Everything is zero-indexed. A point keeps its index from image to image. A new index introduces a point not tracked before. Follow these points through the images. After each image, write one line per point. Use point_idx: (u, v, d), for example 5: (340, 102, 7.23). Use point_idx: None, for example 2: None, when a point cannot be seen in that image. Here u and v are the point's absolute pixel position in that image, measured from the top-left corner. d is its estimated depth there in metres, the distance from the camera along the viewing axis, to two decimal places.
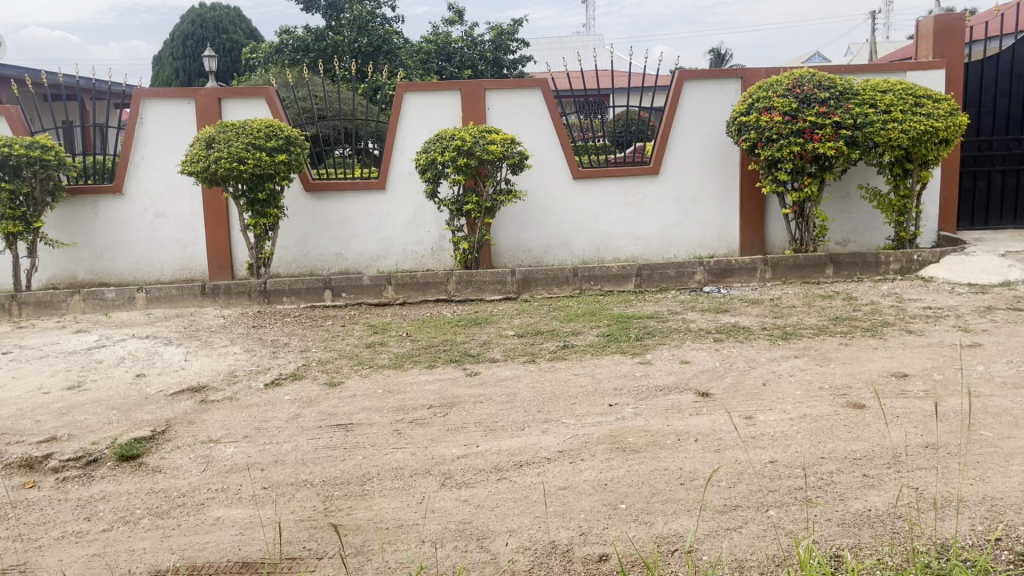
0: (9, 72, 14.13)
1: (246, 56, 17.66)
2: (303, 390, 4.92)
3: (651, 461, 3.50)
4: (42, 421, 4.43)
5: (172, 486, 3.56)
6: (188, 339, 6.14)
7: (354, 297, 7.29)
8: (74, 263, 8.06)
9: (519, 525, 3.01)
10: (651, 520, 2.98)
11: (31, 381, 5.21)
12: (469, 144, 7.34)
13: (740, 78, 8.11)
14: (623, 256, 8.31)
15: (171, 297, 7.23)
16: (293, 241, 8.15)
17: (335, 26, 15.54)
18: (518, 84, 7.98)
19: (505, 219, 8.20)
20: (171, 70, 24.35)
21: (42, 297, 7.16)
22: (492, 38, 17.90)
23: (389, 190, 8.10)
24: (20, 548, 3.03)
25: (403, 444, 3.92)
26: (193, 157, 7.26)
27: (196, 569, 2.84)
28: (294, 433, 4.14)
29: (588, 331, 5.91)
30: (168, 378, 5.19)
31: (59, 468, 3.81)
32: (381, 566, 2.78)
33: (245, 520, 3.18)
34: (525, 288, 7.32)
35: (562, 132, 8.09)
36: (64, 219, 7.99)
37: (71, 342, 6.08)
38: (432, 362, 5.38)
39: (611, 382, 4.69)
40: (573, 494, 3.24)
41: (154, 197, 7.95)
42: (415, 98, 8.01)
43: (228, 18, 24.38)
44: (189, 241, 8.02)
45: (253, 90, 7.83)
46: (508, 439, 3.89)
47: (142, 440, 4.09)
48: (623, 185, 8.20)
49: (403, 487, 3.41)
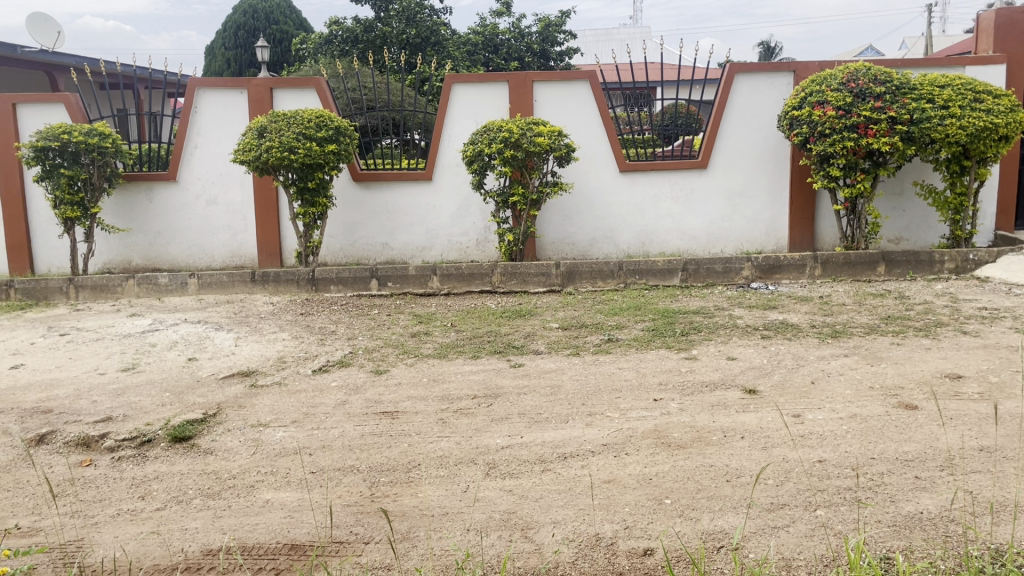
0: (66, 60, 14.56)
1: (296, 47, 17.88)
2: (350, 377, 4.99)
3: (697, 457, 3.48)
4: (98, 401, 4.56)
5: (223, 468, 3.64)
6: (238, 324, 6.26)
7: (399, 287, 7.34)
8: (129, 249, 8.23)
9: (563, 517, 3.02)
10: (697, 516, 2.96)
11: (87, 363, 5.36)
12: (516, 136, 7.34)
13: (792, 71, 7.99)
14: (669, 250, 8.24)
15: (222, 284, 7.37)
16: (340, 230, 8.24)
17: (383, 17, 15.69)
18: (566, 76, 7.95)
19: (550, 212, 8.18)
20: (222, 60, 24.76)
21: (98, 281, 7.34)
22: (539, 29, 17.91)
23: (435, 181, 8.14)
24: (77, 524, 3.12)
25: (447, 433, 3.96)
26: (244, 146, 7.37)
27: (247, 549, 2.90)
28: (341, 420, 4.20)
29: (633, 326, 5.88)
30: (219, 362, 5.30)
31: (114, 448, 3.90)
32: (426, 553, 2.80)
33: (293, 503, 3.24)
34: (570, 282, 7.32)
35: (609, 124, 8.05)
36: (119, 205, 8.16)
37: (126, 326, 6.23)
38: (476, 353, 5.41)
39: (657, 377, 4.67)
40: (618, 487, 3.24)
41: (207, 184, 8.11)
42: (463, 89, 8.02)
43: (279, 9, 24.66)
44: (239, 229, 8.17)
45: (305, 81, 7.94)
46: (552, 431, 3.90)
47: (194, 423, 4.18)
48: (670, 178, 8.14)
49: (448, 475, 3.44)
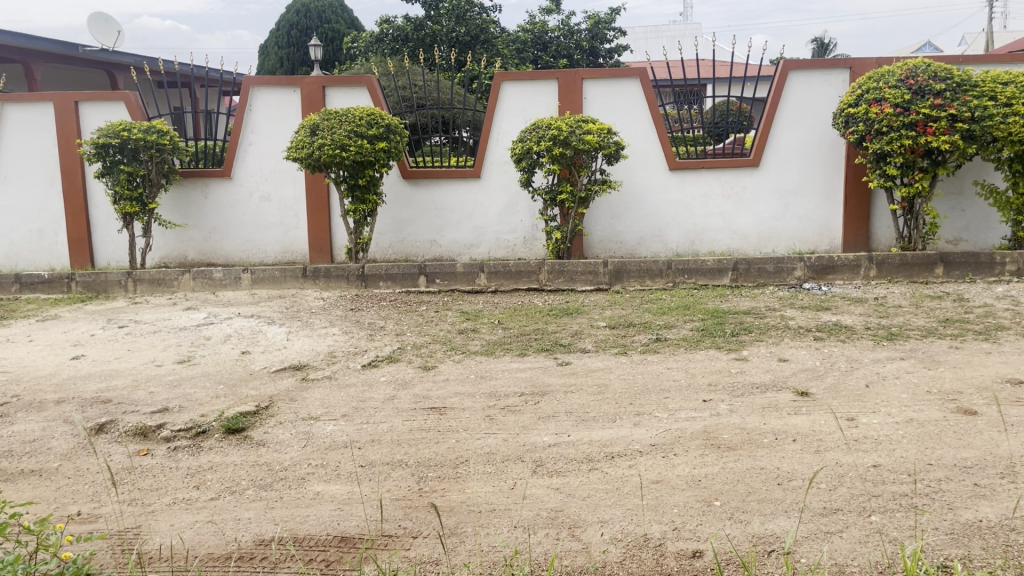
0: (127, 59, 14.99)
1: (347, 45, 18.11)
2: (399, 372, 5.04)
3: (747, 459, 3.43)
4: (155, 392, 4.68)
5: (275, 460, 3.70)
6: (290, 319, 6.36)
7: (448, 283, 7.39)
8: (185, 244, 8.42)
9: (611, 516, 3.00)
10: (747, 520, 2.93)
11: (145, 355, 5.50)
12: (565, 134, 7.32)
13: (848, 68, 7.83)
14: (719, 249, 8.15)
15: (274, 279, 7.49)
16: (390, 226, 8.31)
17: (433, 15, 15.79)
18: (617, 73, 7.90)
19: (598, 210, 8.15)
20: (276, 58, 25.20)
21: (156, 275, 7.52)
22: (589, 26, 17.87)
23: (484, 178, 8.17)
24: (135, 512, 3.21)
25: (495, 429, 3.97)
26: (297, 144, 7.49)
27: (298, 541, 2.95)
28: (390, 415, 4.25)
29: (682, 325, 5.83)
30: (272, 356, 5.39)
31: (170, 438, 3.99)
32: (474, 550, 2.82)
33: (343, 496, 3.28)
34: (617, 280, 7.29)
35: (659, 121, 7.98)
36: (176, 201, 8.35)
37: (182, 319, 6.38)
38: (524, 350, 5.42)
39: (706, 377, 4.62)
40: (666, 488, 3.21)
41: (260, 181, 8.25)
42: (513, 87, 8.04)
43: (331, 8, 24.98)
44: (291, 225, 8.30)
45: (356, 79, 8.03)
46: (600, 430, 3.88)
47: (247, 415, 4.27)
48: (721, 176, 8.04)
49: (495, 472, 3.45)
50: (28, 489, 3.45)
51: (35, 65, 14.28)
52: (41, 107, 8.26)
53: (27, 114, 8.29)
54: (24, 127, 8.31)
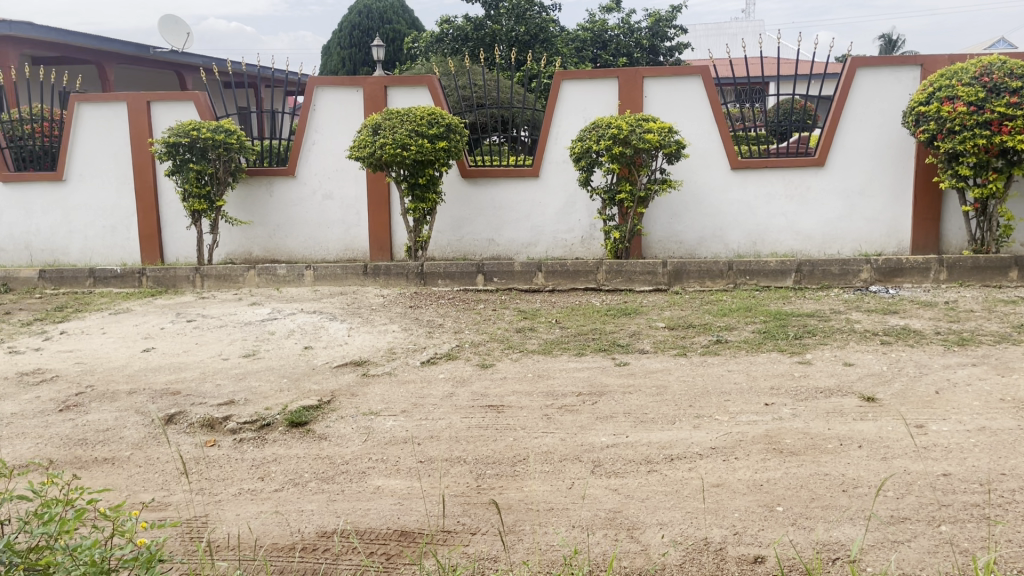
0: (195, 61, 15.44)
1: (408, 45, 18.30)
2: (457, 369, 5.08)
3: (810, 464, 3.37)
4: (222, 385, 4.81)
5: (336, 453, 3.77)
6: (351, 315, 6.46)
7: (505, 282, 7.42)
8: (250, 240, 8.62)
9: (671, 518, 2.98)
10: (811, 526, 2.87)
11: (212, 348, 5.65)
12: (625, 133, 7.28)
13: (918, 64, 7.62)
14: (782, 250, 8.00)
15: (336, 276, 7.62)
16: (448, 225, 8.38)
17: (493, 15, 15.86)
18: (678, 71, 7.83)
19: (658, 210, 8.09)
20: (338, 58, 25.60)
21: (222, 271, 7.71)
22: (649, 24, 17.72)
23: (542, 177, 8.17)
24: (203, 500, 3.30)
25: (552, 429, 3.97)
26: (360, 143, 7.61)
27: (360, 533, 3.00)
28: (448, 411, 4.29)
29: (743, 327, 5.74)
30: (334, 351, 5.49)
31: (236, 430, 4.09)
32: (533, 548, 2.83)
33: (403, 491, 3.33)
34: (677, 281, 7.22)
35: (721, 120, 7.88)
36: (242, 199, 8.55)
37: (247, 314, 6.53)
38: (581, 350, 5.41)
39: (768, 381, 4.54)
40: (727, 492, 3.17)
41: (323, 179, 8.40)
42: (573, 86, 8.03)
43: (392, 9, 25.27)
44: (352, 223, 8.43)
45: (417, 78, 8.12)
46: (659, 432, 3.85)
47: (310, 409, 4.35)
48: (784, 176, 7.90)
49: (553, 471, 3.46)
50: (102, 476, 3.58)
51: (108, 65, 14.77)
52: (115, 107, 8.53)
53: (101, 114, 8.58)
54: (99, 127, 8.60)
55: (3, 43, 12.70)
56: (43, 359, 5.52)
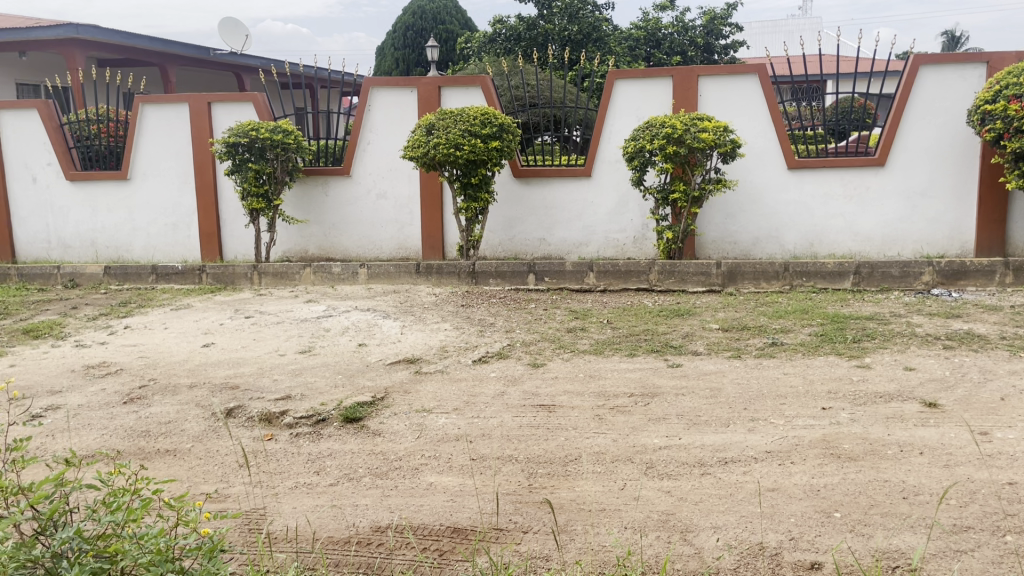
0: (254, 63, 15.76)
1: (461, 45, 18.40)
2: (508, 368, 5.10)
3: (869, 471, 3.30)
4: (279, 380, 4.91)
5: (390, 449, 3.82)
6: (404, 313, 6.53)
7: (557, 282, 7.41)
8: (306, 239, 8.76)
9: (725, 522, 2.95)
10: (870, 533, 2.82)
11: (269, 344, 5.76)
12: (680, 132, 7.21)
13: (985, 62, 7.41)
14: (840, 252, 7.84)
15: (389, 275, 7.70)
16: (500, 225, 8.40)
17: (546, 14, 15.88)
18: (735, 69, 7.73)
19: (712, 210, 8.00)
20: (392, 59, 25.85)
21: (279, 268, 7.86)
22: (704, 22, 17.55)
23: (594, 177, 8.14)
24: (261, 493, 3.37)
25: (604, 429, 3.96)
26: (414, 143, 7.69)
27: (413, 529, 3.03)
28: (500, 410, 4.31)
29: (799, 330, 5.65)
30: (387, 349, 5.56)
31: (293, 424, 4.17)
32: (585, 548, 2.83)
33: (455, 488, 3.35)
34: (731, 282, 7.13)
35: (778, 119, 7.75)
36: (299, 198, 8.69)
37: (303, 311, 6.64)
38: (633, 350, 5.38)
39: (825, 385, 4.45)
40: (783, 497, 3.12)
41: (378, 179, 8.50)
42: (627, 85, 7.99)
43: (445, 9, 25.43)
44: (406, 222, 8.52)
45: (471, 79, 8.17)
46: (713, 435, 3.81)
47: (364, 405, 4.41)
48: (843, 176, 7.74)
49: (605, 472, 3.45)
50: (165, 467, 3.68)
51: (170, 67, 15.19)
52: (177, 107, 8.74)
53: (164, 115, 8.80)
54: (162, 127, 8.82)
55: (71, 47, 13.16)
56: (108, 352, 5.70)
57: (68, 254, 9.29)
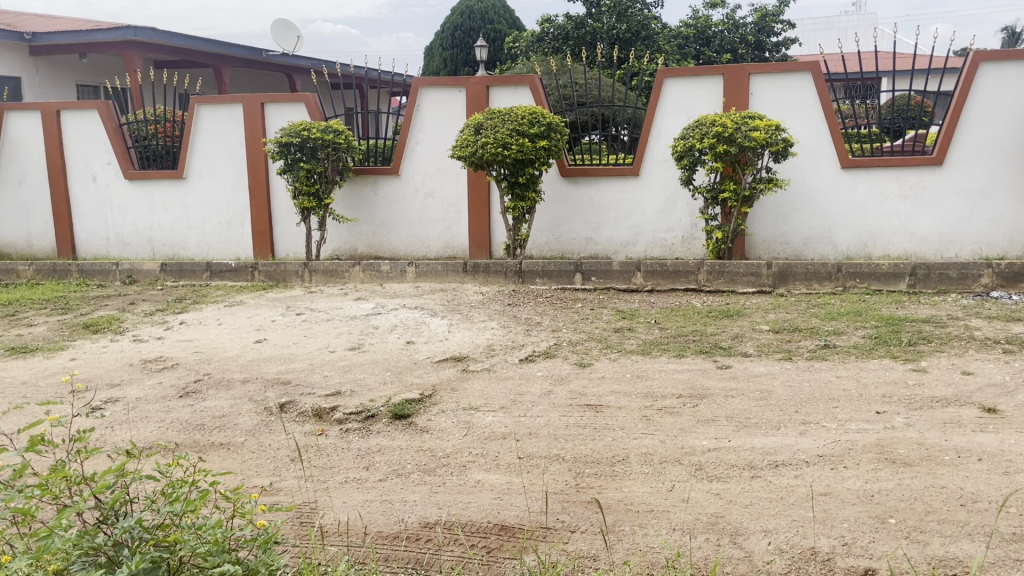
0: (305, 63, 15.99)
1: (509, 45, 18.43)
2: (555, 367, 5.10)
3: (925, 476, 3.23)
4: (329, 376, 4.98)
5: (438, 446, 3.85)
6: (451, 312, 6.57)
7: (603, 282, 7.38)
8: (355, 237, 8.86)
9: (775, 526, 2.91)
10: (925, 540, 2.76)
11: (319, 341, 5.85)
12: (730, 131, 7.13)
13: None
14: (895, 252, 7.67)
15: (436, 273, 7.76)
16: (547, 224, 8.39)
17: (594, 13, 15.83)
18: (787, 67, 7.62)
19: (763, 210, 7.89)
20: (440, 59, 25.99)
21: (329, 266, 7.97)
22: (755, 20, 17.34)
23: (642, 176, 8.09)
24: (312, 487, 3.42)
25: (652, 430, 3.93)
26: (462, 142, 7.73)
27: (461, 525, 3.05)
28: (547, 409, 4.31)
29: (852, 332, 5.54)
30: (435, 347, 5.60)
31: (342, 420, 4.23)
32: (634, 548, 2.82)
33: (502, 486, 3.37)
34: (781, 283, 7.03)
35: (831, 117, 7.62)
36: (348, 197, 8.79)
37: (353, 308, 6.73)
38: (681, 351, 5.33)
39: (879, 389, 4.36)
40: (835, 501, 3.07)
41: (426, 178, 8.56)
42: (676, 84, 7.92)
43: (493, 9, 25.50)
44: (453, 221, 8.58)
45: (519, 78, 8.18)
46: (763, 437, 3.76)
47: (412, 402, 4.45)
48: (899, 175, 7.56)
49: (654, 473, 3.42)
50: (219, 460, 3.76)
51: (224, 68, 15.49)
52: (231, 108, 8.92)
53: (219, 115, 8.98)
54: (216, 127, 9.01)
55: (129, 49, 13.50)
56: (164, 347, 5.84)
57: (126, 252, 9.54)
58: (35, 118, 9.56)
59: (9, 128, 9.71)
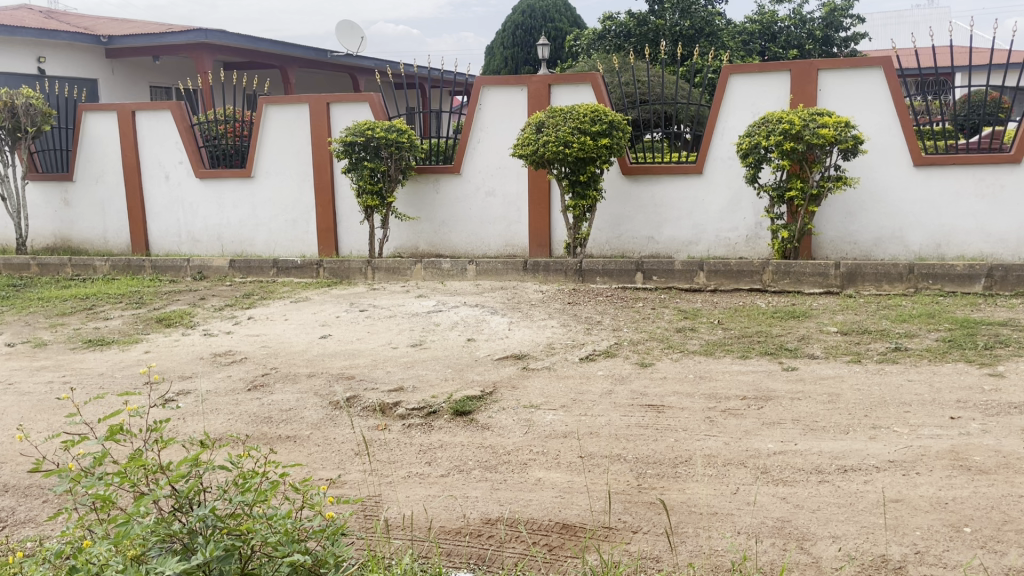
0: (369, 63, 16.21)
1: (570, 44, 18.39)
2: (616, 367, 5.07)
3: (1003, 485, 3.11)
4: (392, 372, 5.04)
5: (499, 443, 3.86)
6: (511, 310, 6.59)
7: (665, 281, 7.30)
8: (417, 235, 8.95)
9: (844, 532, 2.84)
10: (1003, 550, 2.67)
11: (382, 337, 5.93)
12: (798, 128, 6.98)
13: None
14: (970, 254, 7.41)
15: (497, 271, 7.79)
16: (608, 223, 8.34)
17: (657, 10, 15.68)
18: (858, 62, 7.43)
19: (830, 209, 7.71)
20: (501, 58, 26.07)
21: (392, 264, 8.06)
22: (823, 14, 16.98)
23: (706, 174, 7.99)
24: (376, 481, 3.47)
25: (716, 432, 3.88)
26: (523, 141, 7.75)
27: (522, 523, 3.06)
28: (608, 408, 4.29)
29: (925, 335, 5.38)
30: (495, 344, 5.61)
31: (405, 415, 4.28)
32: (699, 550, 2.79)
33: (563, 484, 3.36)
34: (850, 283, 6.86)
35: (904, 113, 7.40)
36: (410, 195, 8.88)
37: (415, 306, 6.80)
38: (745, 352, 5.24)
39: (954, 394, 4.22)
40: (907, 508, 2.98)
41: (487, 176, 8.60)
42: (741, 80, 7.79)
43: (555, 7, 25.48)
44: (514, 219, 8.60)
45: (582, 77, 8.15)
46: (831, 441, 3.68)
47: (473, 399, 4.48)
48: (975, 173, 7.31)
49: (718, 475, 3.38)
50: (287, 452, 3.85)
51: (291, 69, 15.80)
52: (298, 108, 9.10)
53: (286, 115, 9.16)
54: (283, 127, 9.20)
55: (200, 50, 13.87)
56: (233, 342, 5.99)
57: (197, 248, 9.82)
58: (112, 118, 9.90)
59: (86, 128, 10.06)
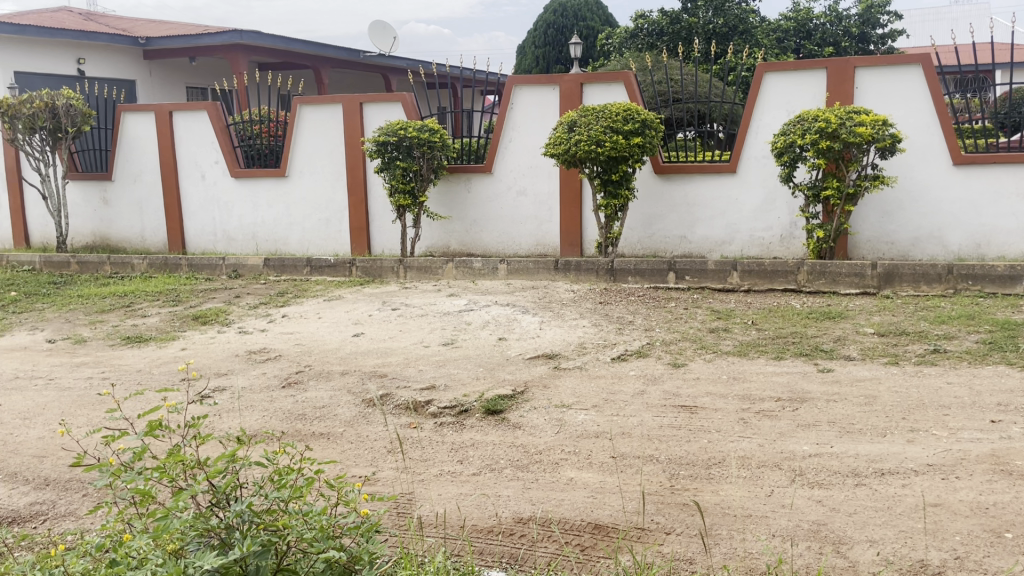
0: (401, 63, 16.30)
1: (602, 43, 18.33)
2: (648, 367, 5.04)
3: None
4: (423, 370, 5.07)
5: (530, 443, 3.86)
6: (543, 309, 6.59)
7: (698, 280, 7.24)
8: (448, 234, 8.98)
9: (882, 536, 2.80)
10: None
11: (413, 336, 5.95)
12: (834, 126, 6.89)
13: None
14: (1012, 254, 7.26)
15: (528, 270, 7.79)
16: (640, 222, 8.30)
17: (690, 8, 15.56)
18: (897, 60, 7.32)
19: (867, 208, 7.60)
20: (533, 57, 26.07)
21: (423, 263, 8.09)
22: (860, 11, 16.77)
23: (740, 173, 7.92)
24: (408, 478, 3.49)
25: (750, 433, 3.85)
26: (555, 140, 7.74)
27: (554, 522, 3.05)
28: (640, 409, 4.27)
29: (964, 337, 5.28)
30: (527, 344, 5.61)
31: (437, 414, 4.30)
32: (733, 553, 2.76)
33: (595, 485, 3.35)
34: (887, 284, 6.75)
35: (943, 111, 7.28)
36: (442, 195, 8.91)
37: (446, 304, 6.82)
38: (780, 353, 5.19)
39: (995, 397, 4.13)
40: (947, 513, 2.93)
41: (519, 176, 8.60)
42: (776, 78, 7.71)
43: (587, 6, 25.43)
44: (545, 218, 8.59)
45: (615, 75, 8.12)
46: (867, 444, 3.62)
47: (504, 398, 4.48)
48: (1016, 172, 7.16)
49: (752, 477, 3.34)
50: (320, 449, 3.88)
51: (324, 69, 15.93)
52: (331, 108, 9.18)
53: (319, 114, 9.24)
54: (316, 126, 9.28)
55: (235, 51, 14.04)
56: (268, 339, 6.06)
57: (232, 247, 9.94)
58: (150, 119, 10.06)
59: (125, 129, 10.24)
